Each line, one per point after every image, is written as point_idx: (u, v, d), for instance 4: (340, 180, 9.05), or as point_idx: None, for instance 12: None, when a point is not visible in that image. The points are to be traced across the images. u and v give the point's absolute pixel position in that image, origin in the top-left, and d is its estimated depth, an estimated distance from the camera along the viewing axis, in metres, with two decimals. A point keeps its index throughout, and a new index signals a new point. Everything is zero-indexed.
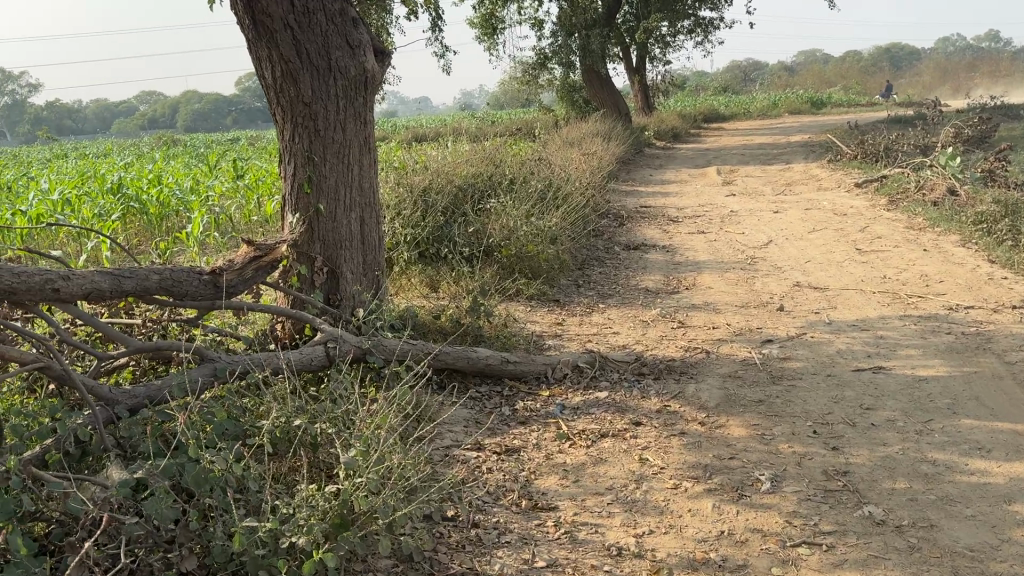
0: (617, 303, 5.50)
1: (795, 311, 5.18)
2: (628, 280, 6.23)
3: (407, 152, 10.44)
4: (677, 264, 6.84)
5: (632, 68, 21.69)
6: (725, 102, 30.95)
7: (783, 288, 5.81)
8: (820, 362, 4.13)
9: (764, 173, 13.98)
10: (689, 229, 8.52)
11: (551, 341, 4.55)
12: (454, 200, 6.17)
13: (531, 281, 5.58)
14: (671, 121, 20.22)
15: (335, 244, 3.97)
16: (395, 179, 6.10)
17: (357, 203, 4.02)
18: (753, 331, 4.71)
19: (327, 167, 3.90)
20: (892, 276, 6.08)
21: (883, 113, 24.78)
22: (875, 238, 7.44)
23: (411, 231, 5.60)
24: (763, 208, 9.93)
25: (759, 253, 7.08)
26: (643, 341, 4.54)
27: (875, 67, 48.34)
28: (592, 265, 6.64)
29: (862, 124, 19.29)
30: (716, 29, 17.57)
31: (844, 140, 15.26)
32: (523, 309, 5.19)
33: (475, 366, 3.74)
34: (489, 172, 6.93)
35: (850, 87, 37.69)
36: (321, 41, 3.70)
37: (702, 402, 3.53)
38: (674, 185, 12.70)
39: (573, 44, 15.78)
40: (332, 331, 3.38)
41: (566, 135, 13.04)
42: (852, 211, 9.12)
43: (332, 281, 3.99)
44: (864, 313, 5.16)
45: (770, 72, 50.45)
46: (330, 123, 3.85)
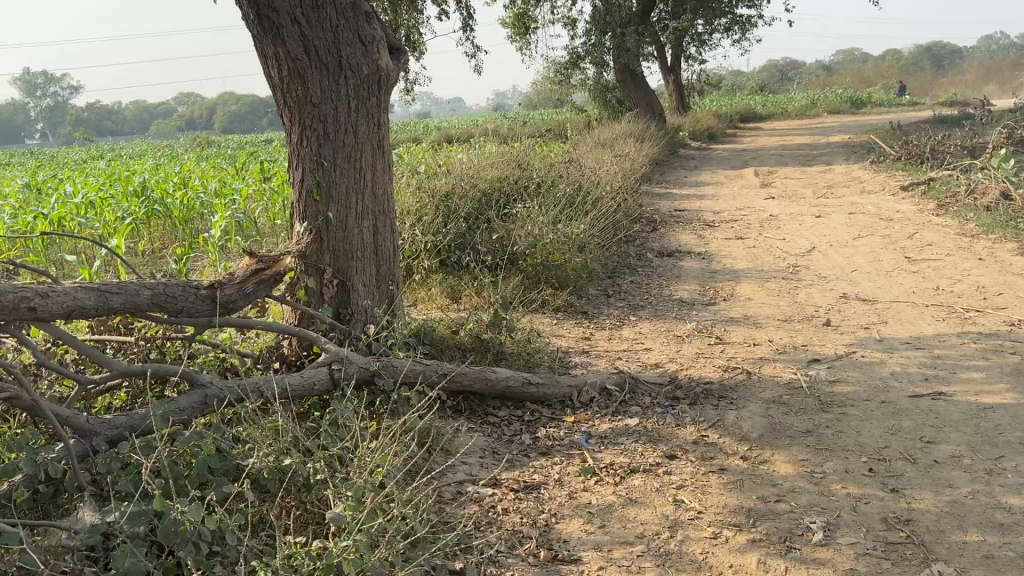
0: (649, 316, 5.18)
1: (843, 326, 4.82)
2: (661, 290, 5.90)
3: (435, 153, 10.19)
4: (713, 272, 6.49)
5: (667, 67, 21.27)
6: (762, 101, 30.33)
7: (828, 301, 5.44)
8: (873, 386, 3.78)
9: (804, 175, 13.53)
10: (726, 234, 8.16)
11: (579, 359, 4.25)
12: (479, 205, 5.89)
13: (558, 291, 5.28)
14: (706, 121, 19.78)
15: (345, 255, 3.70)
16: (416, 184, 5.84)
17: (369, 212, 3.75)
18: (797, 349, 4.36)
19: (338, 172, 3.63)
20: (946, 287, 5.68)
21: (927, 113, 24.05)
22: (925, 245, 7.02)
23: (432, 238, 5.33)
24: (804, 212, 9.53)
25: (801, 261, 6.71)
26: (678, 359, 4.22)
27: (916, 67, 47.32)
28: (623, 273, 6.33)
29: (906, 124, 18.69)
30: (754, 27, 17.11)
31: (888, 141, 14.73)
32: (548, 322, 4.89)
33: (494, 388, 3.45)
34: (515, 175, 6.65)
35: (891, 86, 36.81)
36: (330, 37, 3.44)
37: (743, 433, 3.21)
38: (709, 188, 12.32)
39: (607, 43, 15.45)
40: (338, 352, 3.10)
41: (598, 137, 12.71)
42: (898, 216, 8.69)
43: (342, 293, 3.72)
44: (918, 328, 4.78)
45: (807, 72, 49.64)
46: (341, 125, 3.58)
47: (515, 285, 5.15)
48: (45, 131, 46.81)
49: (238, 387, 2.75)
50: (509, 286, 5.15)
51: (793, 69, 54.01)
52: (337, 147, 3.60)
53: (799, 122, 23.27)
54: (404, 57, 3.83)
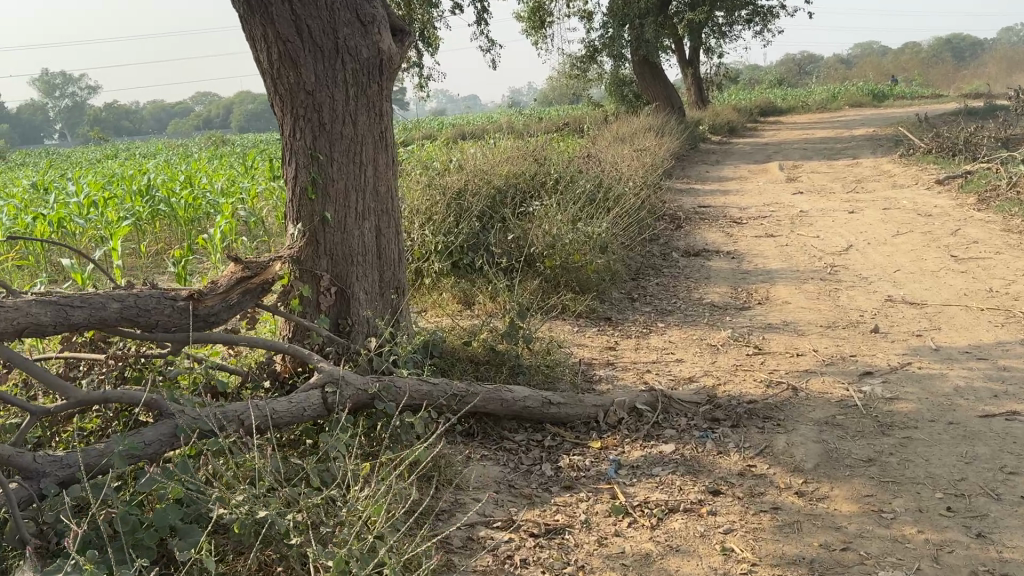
0: (679, 322, 4.78)
1: (893, 334, 4.40)
2: (690, 293, 5.50)
3: (448, 149, 9.81)
4: (744, 274, 6.07)
5: (686, 59, 20.80)
6: (782, 95, 29.75)
7: (872, 305, 5.02)
8: (937, 404, 3.36)
9: (831, 169, 13.04)
10: (755, 232, 7.74)
11: (603, 373, 3.86)
12: (493, 203, 5.51)
13: (579, 296, 4.90)
14: (726, 115, 19.30)
15: (344, 260, 3.32)
16: (427, 180, 5.47)
17: (372, 212, 3.37)
18: (846, 361, 3.95)
19: (335, 168, 3.25)
20: (1000, 288, 5.23)
21: (951, 104, 23.42)
22: (971, 242, 6.57)
23: (443, 238, 4.96)
24: (835, 208, 9.09)
25: (838, 261, 6.28)
26: (714, 373, 3.83)
27: (937, 59, 46.49)
28: (648, 275, 5.93)
29: (934, 116, 18.13)
30: (776, 17, 16.62)
31: (917, 134, 14.21)
32: (569, 329, 4.51)
33: (510, 410, 3.07)
34: (532, 171, 6.26)
35: (914, 78, 36.09)
36: (325, 15, 3.06)
37: (796, 463, 2.81)
38: (733, 183, 11.88)
39: (626, 35, 15.02)
40: (332, 372, 2.72)
41: (617, 131, 12.31)
42: (937, 211, 8.23)
43: (341, 303, 3.35)
44: (976, 335, 4.35)
45: (826, 66, 48.88)
46: (338, 115, 3.20)
47: (532, 289, 4.77)
48: (62, 131, 46.93)
49: (212, 416, 2.37)
50: (527, 290, 4.77)
51: (812, 62, 53.26)
52: (334, 140, 3.22)
53: (820, 116, 22.72)
54: (410, 40, 3.45)
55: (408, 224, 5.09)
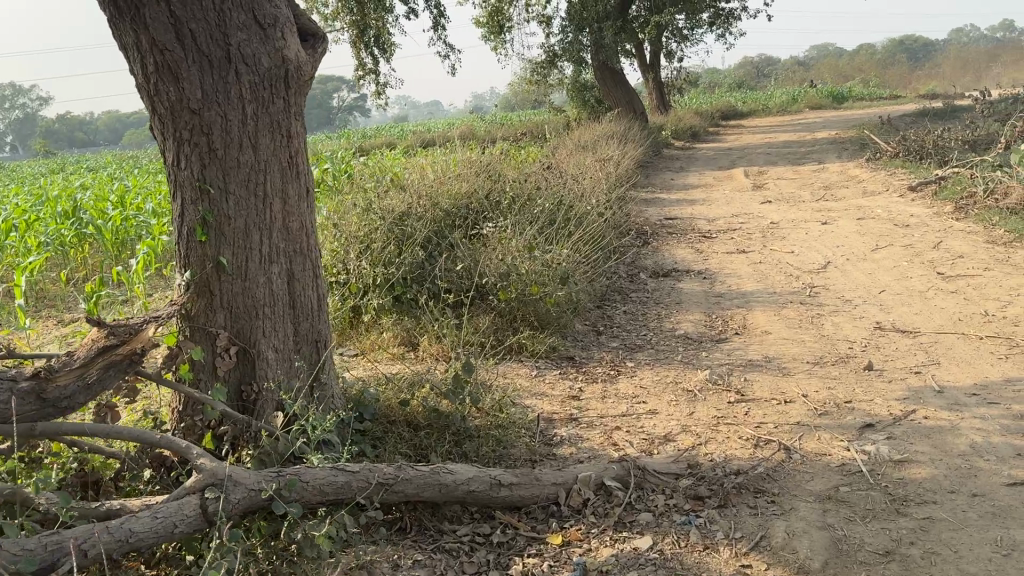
0: (650, 360, 4.26)
1: (889, 372, 3.91)
2: (661, 322, 4.99)
3: (399, 163, 9.24)
4: (718, 297, 5.59)
5: (646, 64, 20.43)
6: (742, 98, 29.58)
7: (861, 335, 4.55)
8: (956, 465, 2.87)
9: (798, 175, 12.68)
10: (725, 247, 7.28)
11: (564, 430, 3.31)
12: (441, 226, 4.95)
13: (538, 332, 4.34)
14: (689, 120, 18.95)
15: (246, 314, 2.75)
16: (366, 202, 4.88)
17: (280, 256, 2.79)
18: (840, 410, 3.46)
19: (232, 202, 2.67)
20: (996, 310, 4.80)
21: (910, 106, 23.35)
22: (955, 257, 6.14)
23: (384, 269, 4.39)
24: (806, 218, 8.67)
25: (817, 281, 5.83)
26: (694, 429, 3.31)
27: (893, 60, 46.86)
28: (615, 302, 5.40)
29: (896, 117, 17.92)
30: (737, 20, 16.27)
31: (883, 137, 13.92)
32: (527, 372, 3.95)
33: (450, 498, 2.51)
34: (485, 190, 5.72)
35: (872, 78, 36.21)
36: (212, 17, 2.49)
37: (801, 561, 2.30)
38: (699, 191, 11.46)
39: (584, 40, 14.59)
40: (213, 469, 2.16)
41: (579, 139, 11.82)
42: (914, 222, 7.82)
43: (243, 364, 2.77)
44: (982, 369, 3.88)
45: (785, 68, 49.08)
46: (233, 138, 2.62)
47: (485, 325, 4.20)
48: (12, 143, 45.55)
49: (40, 548, 1.80)
50: (478, 328, 4.20)
51: (771, 65, 53.49)
52: (229, 168, 2.65)
53: (782, 119, 22.49)
54: (325, 45, 2.87)
55: (345, 252, 4.52)
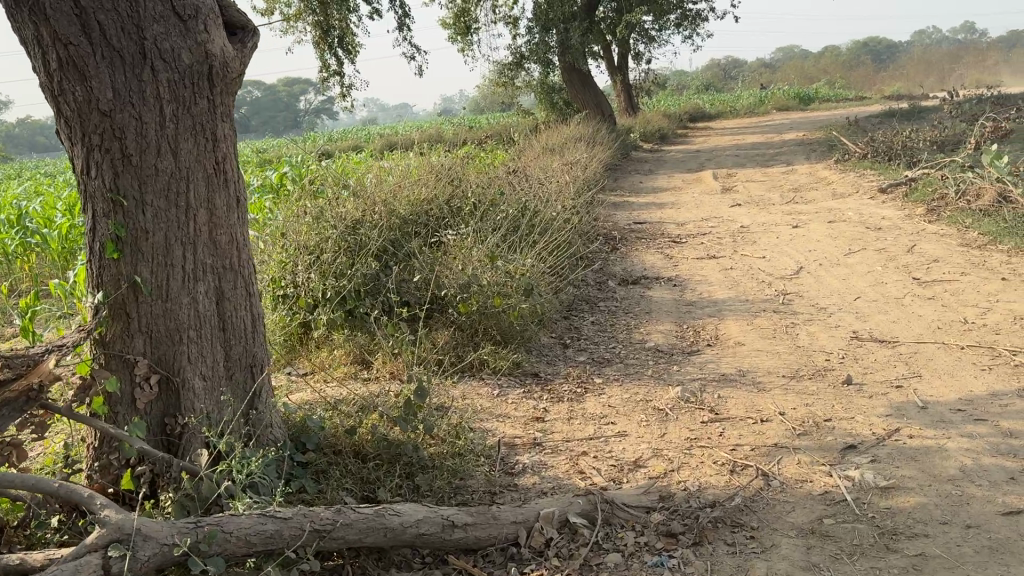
0: (618, 375, 4.03)
1: (869, 387, 3.72)
2: (630, 334, 4.77)
3: (361, 167, 8.96)
4: (688, 305, 5.38)
5: (614, 65, 20.30)
6: (711, 101, 29.60)
7: (837, 345, 4.36)
8: (946, 492, 2.66)
9: (767, 176, 12.58)
10: (695, 252, 7.09)
11: (526, 457, 3.07)
12: (399, 235, 4.69)
13: (501, 347, 4.08)
14: (658, 122, 18.83)
15: (168, 338, 2.49)
16: (318, 209, 4.60)
17: (207, 273, 2.53)
18: (820, 430, 3.25)
19: (149, 215, 2.40)
20: (975, 317, 4.64)
21: (875, 107, 23.46)
22: (930, 261, 6.00)
23: (335, 281, 4.12)
24: (777, 221, 8.52)
25: (790, 287, 5.65)
26: (666, 453, 3.08)
27: (857, 62, 47.26)
28: (582, 313, 5.17)
29: (863, 118, 17.94)
30: (704, 22, 16.17)
31: (851, 138, 13.87)
32: (489, 391, 3.70)
33: (398, 543, 2.25)
34: (447, 195, 5.46)
35: (838, 79, 36.46)
36: (123, 8, 2.22)
37: None
38: (668, 194, 11.30)
39: (551, 41, 14.38)
40: (119, 522, 1.88)
41: (547, 141, 11.62)
42: (886, 224, 7.69)
43: (165, 394, 2.51)
44: (965, 382, 3.70)
45: (751, 70, 49.35)
46: (149, 144, 2.35)
47: (443, 340, 3.95)
48: None
49: None
50: (436, 343, 3.95)
51: (737, 67, 53.82)
52: (146, 177, 2.37)
53: (750, 121, 22.47)
54: (257, 40, 2.61)
55: (294, 263, 4.26)
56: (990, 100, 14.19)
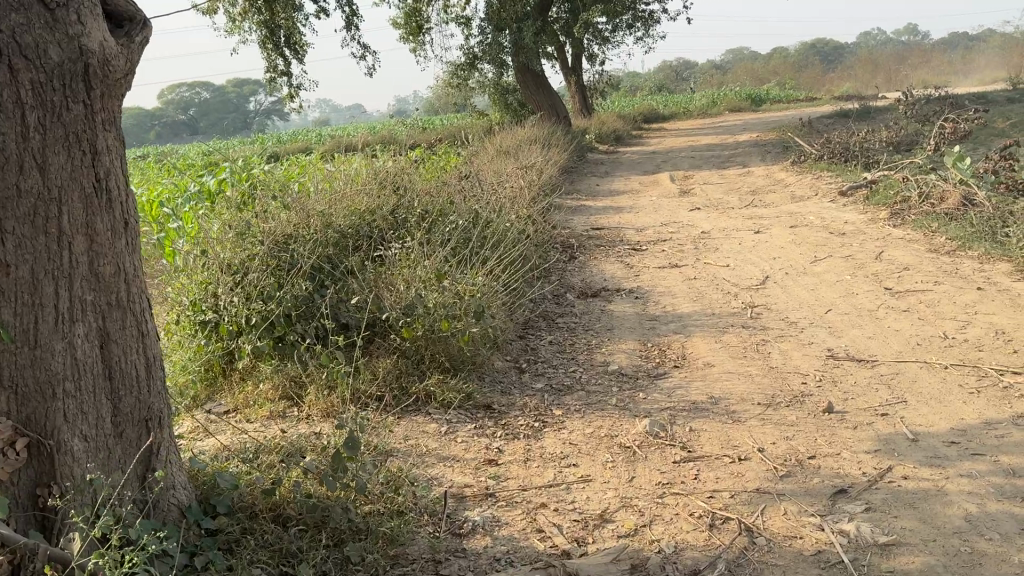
0: (578, 405, 3.66)
1: (853, 416, 3.41)
2: (591, 354, 4.41)
3: (305, 171, 8.50)
4: (652, 321, 5.05)
5: (568, 66, 20.00)
6: (665, 101, 29.51)
7: (813, 365, 4.05)
8: (955, 550, 2.34)
9: (724, 178, 12.37)
10: (656, 260, 6.77)
11: (476, 512, 2.68)
12: (337, 250, 4.26)
13: (450, 376, 3.67)
14: (613, 123, 18.58)
15: (38, 394, 2.04)
16: (245, 222, 4.15)
17: (86, 313, 2.11)
18: (804, 471, 2.92)
19: (10, 246, 1.96)
20: (954, 332, 4.38)
21: (827, 107, 23.52)
22: (900, 269, 5.75)
23: (263, 304, 3.70)
24: (738, 226, 8.25)
25: (757, 299, 5.35)
26: (636, 504, 2.72)
27: (807, 63, 47.71)
28: (539, 331, 4.80)
29: (816, 119, 17.88)
30: (658, 22, 15.95)
31: (807, 139, 13.75)
32: (435, 429, 3.31)
33: None
34: (392, 205, 5.03)
35: (788, 80, 36.69)
36: None
37: None
38: (625, 198, 11.00)
39: (504, 41, 14.01)
40: None
41: (501, 143, 11.24)
42: (850, 229, 7.46)
43: (36, 462, 2.06)
44: (954, 410, 3.41)
45: (703, 71, 49.53)
46: (5, 158, 1.92)
47: (383, 369, 3.53)
48: None
49: None
50: (377, 373, 3.54)
51: (688, 67, 54.05)
52: (3, 198, 1.93)
53: (704, 121, 22.36)
54: (148, 37, 2.20)
55: (218, 284, 3.83)
56: (943, 100, 14.17)
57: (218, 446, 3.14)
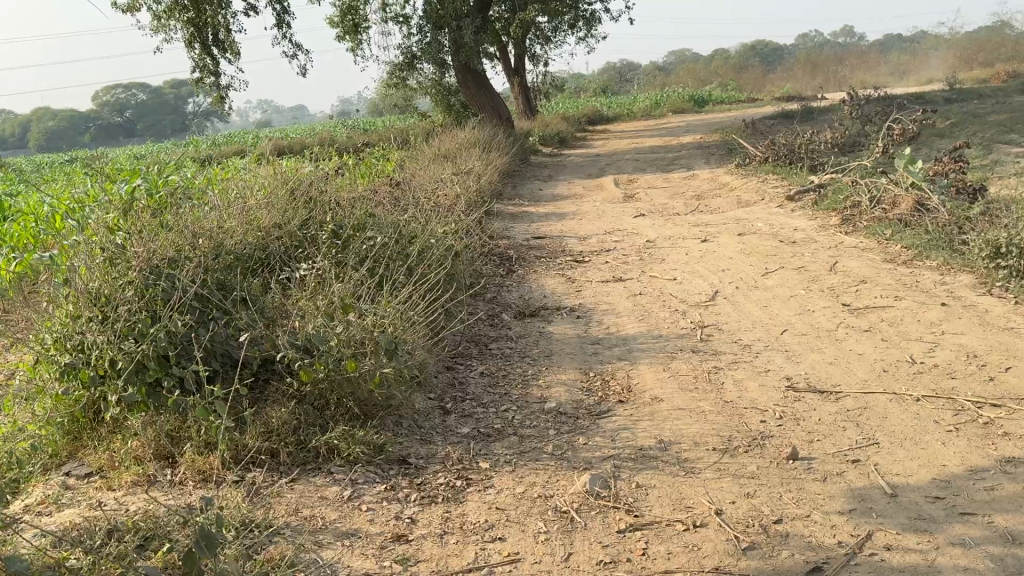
0: (508, 454, 3.16)
1: (820, 464, 2.98)
2: (526, 388, 3.92)
3: (222, 177, 7.84)
4: (594, 345, 4.58)
5: (510, 67, 19.57)
6: (608, 103, 29.22)
7: (770, 399, 3.62)
8: None
9: (668, 182, 12.05)
10: (600, 273, 6.33)
11: None
12: (229, 274, 3.69)
13: (358, 425, 3.14)
14: (556, 124, 18.18)
15: None
16: (118, 244, 3.56)
17: None
18: (770, 541, 2.48)
19: None
20: (922, 357, 4.02)
21: (769, 108, 23.52)
22: (856, 282, 5.41)
23: (133, 344, 3.14)
24: (684, 234, 7.87)
25: (707, 318, 4.95)
26: None
27: (747, 64, 48.08)
28: (470, 361, 4.29)
29: (759, 120, 17.75)
30: (600, 22, 15.61)
31: (751, 140, 13.53)
32: (336, 494, 2.79)
33: None
34: (299, 219, 4.45)
35: (730, 82, 36.83)
36: None
37: None
38: (569, 203, 10.56)
39: (444, 41, 13.52)
40: None
41: (439, 147, 10.72)
42: (799, 237, 7.13)
43: None
44: (935, 455, 3.02)
45: (645, 72, 49.65)
46: None
47: (276, 421, 3.00)
48: None
49: None
50: (270, 425, 3.01)
51: (631, 69, 54.16)
52: None
53: (648, 123, 22.14)
54: None
55: (81, 319, 3.24)
56: (883, 101, 14.09)
57: (66, 525, 2.61)
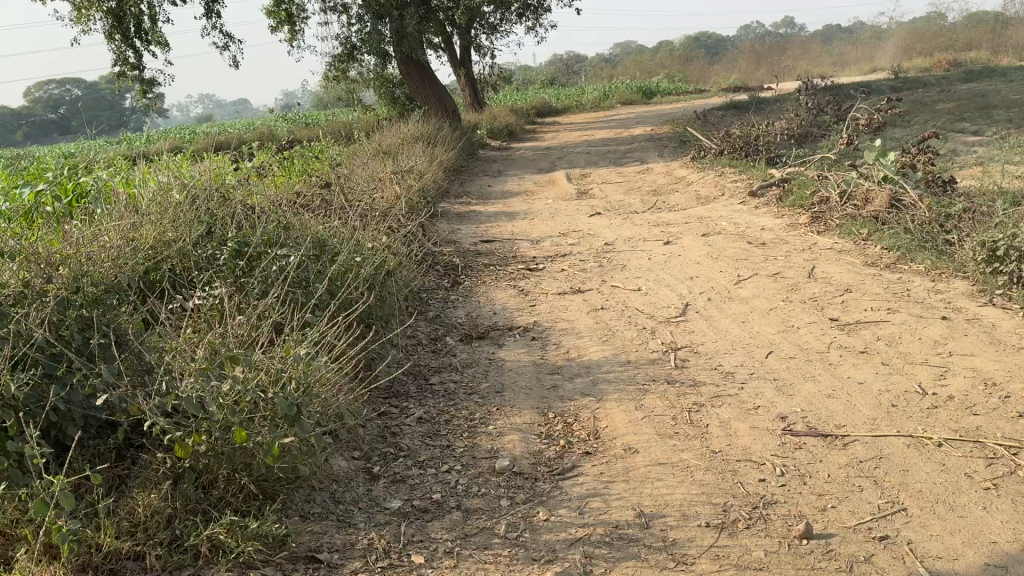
0: (449, 540, 2.50)
1: (841, 545, 2.38)
2: (472, 437, 3.25)
3: (133, 179, 6.97)
4: (552, 375, 3.93)
5: (455, 57, 18.76)
6: (556, 94, 28.57)
7: (767, 447, 3.01)
8: None
9: (622, 176, 11.47)
10: (556, 283, 5.68)
11: None
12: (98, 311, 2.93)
13: (253, 509, 2.45)
14: (505, 116, 17.48)
15: None
16: None
17: None
18: None
19: None
20: (934, 386, 3.46)
21: (718, 99, 23.16)
22: (840, 291, 4.85)
23: None
24: (644, 235, 7.26)
25: (681, 338, 4.33)
26: None
27: (693, 55, 47.87)
28: (407, 403, 3.60)
29: (710, 110, 17.30)
30: (547, 11, 14.95)
31: (705, 132, 13.01)
32: None
33: None
34: (194, 238, 3.69)
35: (678, 73, 36.47)
36: None
37: None
38: (519, 201, 9.89)
39: (385, 30, 12.71)
40: None
41: (380, 142, 9.94)
42: (769, 238, 6.58)
43: None
44: (978, 527, 2.45)
45: (590, 64, 49.12)
46: None
47: (143, 512, 2.30)
48: None
49: None
50: (135, 518, 2.31)
51: (578, 60, 53.64)
52: None
53: (598, 114, 21.56)
54: None
55: None
56: (837, 90, 13.71)
57: None
